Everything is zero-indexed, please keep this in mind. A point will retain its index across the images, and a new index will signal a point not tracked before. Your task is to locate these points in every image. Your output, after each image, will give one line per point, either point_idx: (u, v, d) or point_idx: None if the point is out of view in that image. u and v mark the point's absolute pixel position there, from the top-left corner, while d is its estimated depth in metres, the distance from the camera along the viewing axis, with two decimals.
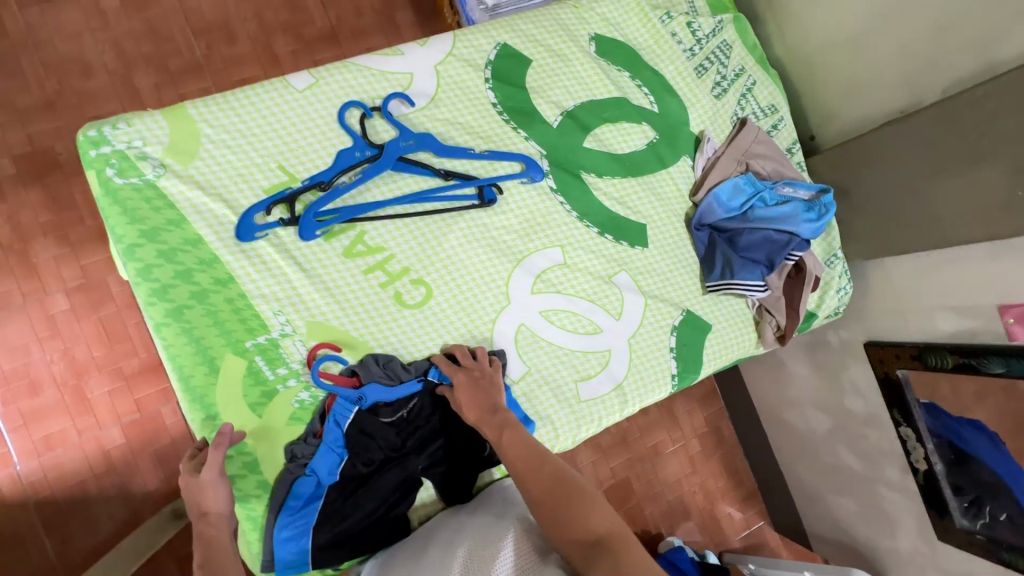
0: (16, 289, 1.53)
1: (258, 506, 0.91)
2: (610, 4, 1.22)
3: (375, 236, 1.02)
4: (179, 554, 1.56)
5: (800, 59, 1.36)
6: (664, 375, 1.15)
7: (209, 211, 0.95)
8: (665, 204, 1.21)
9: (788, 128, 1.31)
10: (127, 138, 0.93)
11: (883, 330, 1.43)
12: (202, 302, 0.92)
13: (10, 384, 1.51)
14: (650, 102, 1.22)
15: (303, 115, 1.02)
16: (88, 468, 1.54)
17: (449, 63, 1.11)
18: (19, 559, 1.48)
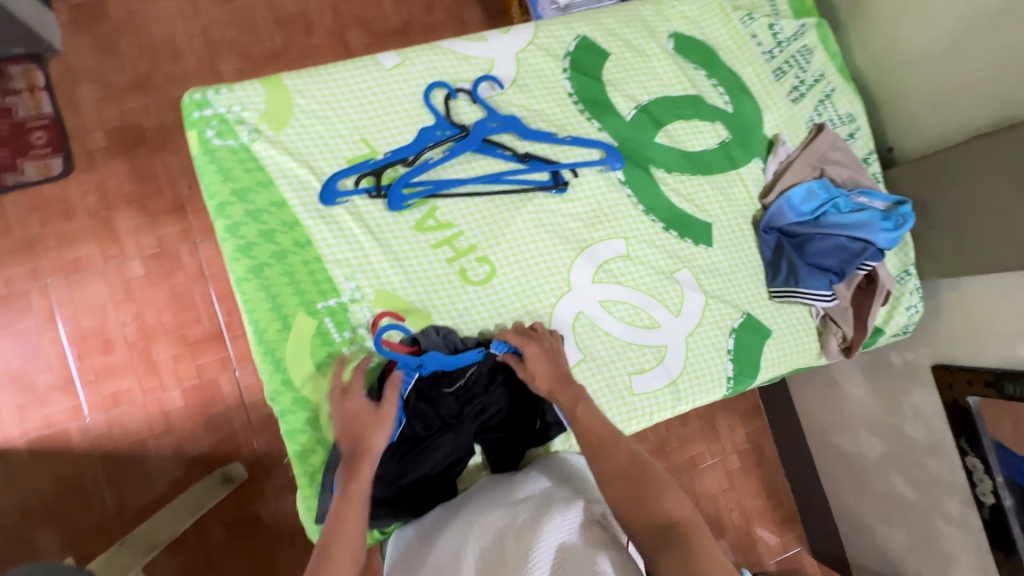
0: (100, 253, 1.65)
1: (314, 461, 0.98)
2: (691, 3, 1.22)
3: (446, 213, 1.07)
4: (225, 518, 1.61)
5: (885, 68, 1.31)
6: (719, 377, 1.15)
7: (295, 176, 1.02)
8: (732, 204, 1.21)
9: (866, 138, 1.28)
10: (228, 104, 1.01)
11: (952, 354, 1.37)
12: (281, 262, 1.00)
13: (86, 341, 1.62)
14: (725, 102, 1.21)
15: (390, 95, 1.07)
16: (149, 427, 1.62)
17: (530, 52, 1.14)
18: (82, 506, 1.57)
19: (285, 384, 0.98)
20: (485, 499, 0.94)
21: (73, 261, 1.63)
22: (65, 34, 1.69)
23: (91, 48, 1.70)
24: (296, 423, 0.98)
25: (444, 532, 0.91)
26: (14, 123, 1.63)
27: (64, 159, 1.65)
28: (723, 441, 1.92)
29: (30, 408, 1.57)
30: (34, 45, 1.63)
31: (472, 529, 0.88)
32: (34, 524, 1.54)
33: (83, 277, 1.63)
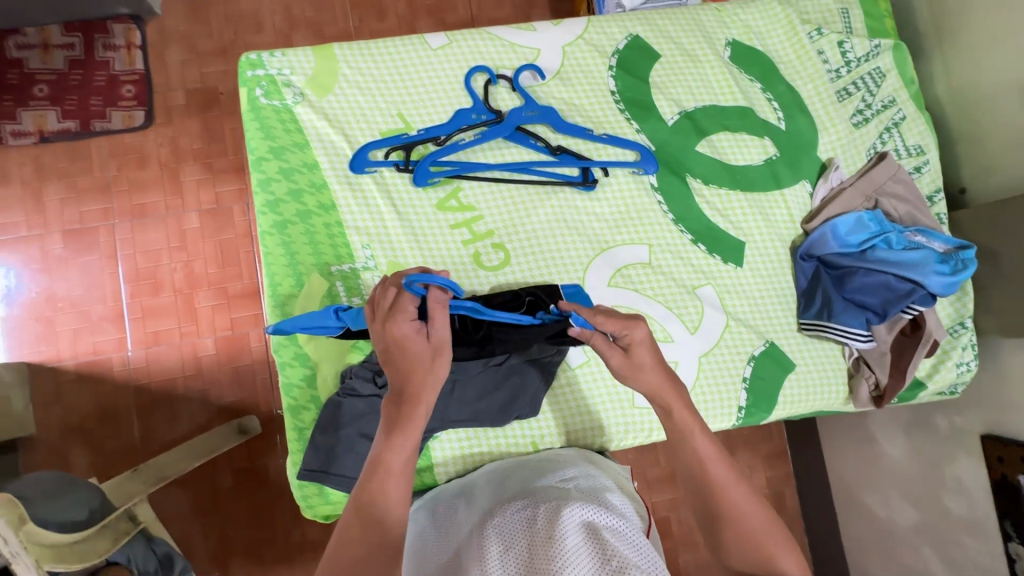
0: (163, 201, 1.77)
1: (306, 419, 1.00)
2: (755, 13, 1.17)
3: (469, 196, 1.07)
4: (236, 466, 1.69)
5: (965, 101, 1.20)
6: (729, 405, 1.08)
7: (331, 142, 1.06)
8: (771, 226, 1.14)
9: (934, 174, 1.17)
10: (278, 66, 1.06)
11: (1009, 425, 1.23)
12: (304, 222, 1.03)
13: (139, 281, 1.74)
14: (778, 118, 1.15)
15: (432, 74, 1.09)
16: (181, 368, 1.73)
17: (578, 46, 1.13)
18: (111, 432, 1.68)
19: (290, 339, 1.01)
20: (517, 479, 0.90)
21: (139, 206, 1.76)
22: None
23: (185, 14, 1.85)
24: (295, 379, 1.01)
25: (473, 501, 0.87)
26: (109, 75, 1.78)
27: (146, 112, 1.79)
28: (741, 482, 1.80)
29: (82, 334, 1.71)
30: (137, 6, 1.78)
31: (504, 497, 0.84)
32: (70, 441, 1.67)
33: (145, 222, 1.76)
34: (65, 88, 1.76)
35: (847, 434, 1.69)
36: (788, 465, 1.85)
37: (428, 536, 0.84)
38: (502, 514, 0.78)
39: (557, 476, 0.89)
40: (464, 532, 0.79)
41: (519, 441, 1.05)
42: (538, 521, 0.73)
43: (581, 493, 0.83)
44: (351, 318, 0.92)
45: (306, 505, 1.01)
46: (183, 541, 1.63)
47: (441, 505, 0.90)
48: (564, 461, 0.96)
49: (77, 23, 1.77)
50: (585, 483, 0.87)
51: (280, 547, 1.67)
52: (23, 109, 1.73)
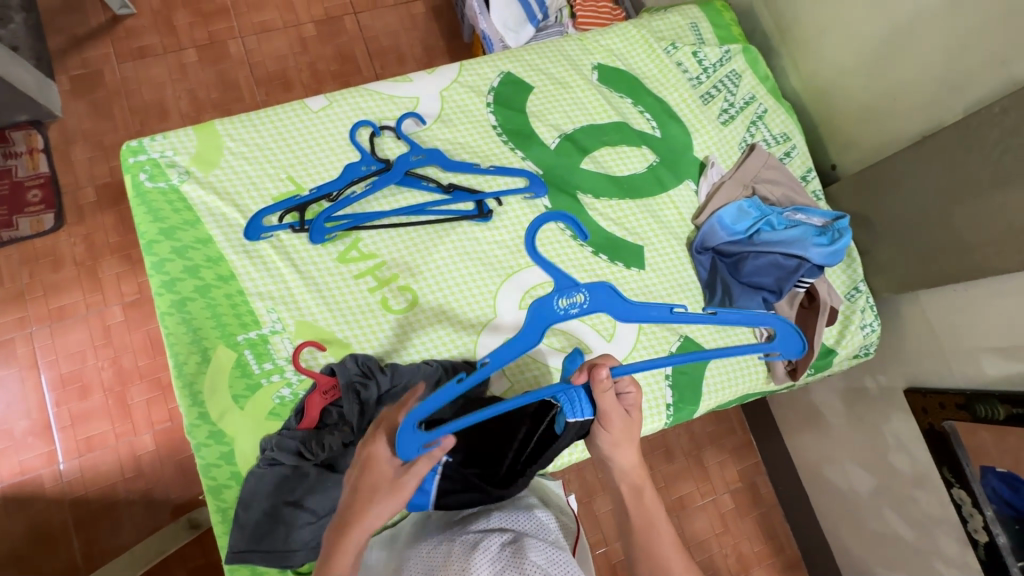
0: (83, 300, 1.72)
1: (229, 497, 0.97)
2: (614, 37, 1.27)
3: (369, 244, 1.09)
4: (190, 566, 1.58)
5: (814, 88, 1.32)
6: (658, 405, 1.11)
7: (222, 214, 1.07)
8: (665, 227, 1.20)
9: (802, 156, 1.27)
10: (160, 149, 1.07)
11: (925, 375, 1.29)
12: (204, 296, 1.02)
13: (65, 386, 1.66)
14: (652, 127, 1.23)
15: (316, 135, 1.13)
16: (119, 471, 1.63)
17: (454, 89, 1.19)
18: (48, 554, 1.56)
19: (202, 419, 0.97)
20: (442, 520, 0.92)
21: (58, 308, 1.71)
22: (65, 100, 1.83)
23: (86, 111, 1.84)
24: (212, 459, 0.97)
25: (398, 545, 0.89)
26: (13, 182, 1.75)
27: (56, 214, 1.76)
28: (713, 480, 1.80)
29: (6, 453, 1.60)
30: (35, 111, 1.77)
31: (427, 538, 0.87)
32: (1, 572, 1.54)
33: (66, 324, 1.70)
34: None
35: (795, 412, 1.72)
36: (754, 454, 1.86)
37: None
38: (422, 556, 0.81)
39: (481, 505, 0.93)
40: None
41: None
42: (453, 556, 0.78)
43: (501, 515, 0.88)
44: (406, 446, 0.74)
45: None
46: None
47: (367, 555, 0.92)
48: None
49: None
50: (508, 506, 0.92)
51: None
52: None
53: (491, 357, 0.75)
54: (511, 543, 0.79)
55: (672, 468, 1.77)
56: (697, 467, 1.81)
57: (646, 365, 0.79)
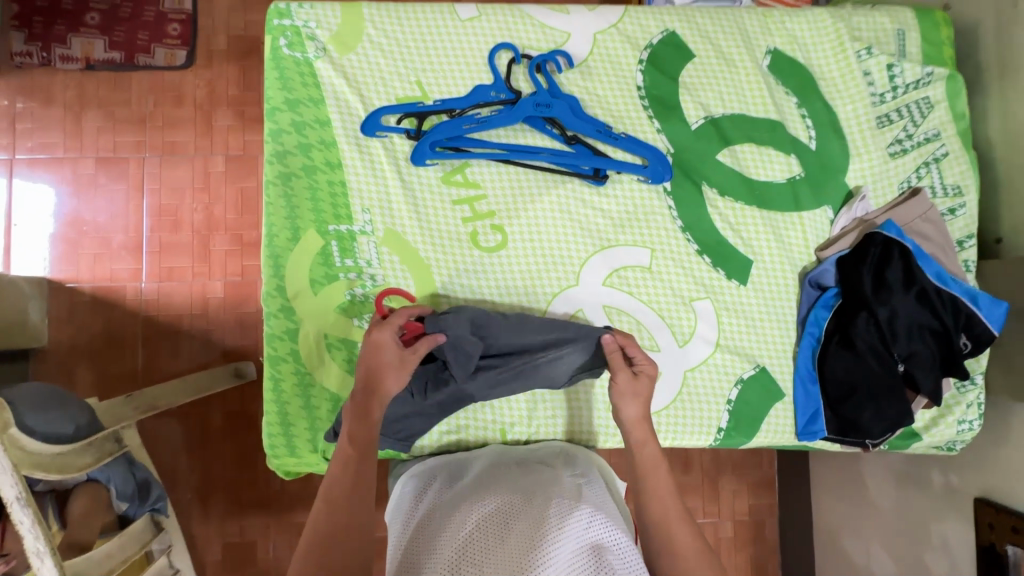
0: (194, 142, 1.77)
1: (283, 371, 1.02)
2: (804, 23, 1.11)
3: (476, 173, 1.06)
4: (226, 408, 1.73)
5: (1014, 146, 1.10)
6: (709, 426, 1.06)
7: (345, 101, 1.05)
8: (784, 250, 1.09)
9: (969, 218, 1.09)
10: (305, 18, 1.05)
11: (1003, 492, 1.14)
12: (309, 177, 1.04)
13: (160, 217, 1.76)
14: (809, 137, 1.10)
15: (456, 45, 1.07)
16: (188, 306, 1.75)
17: (609, 34, 1.09)
18: (117, 356, 1.73)
19: (280, 292, 1.01)
20: (519, 468, 0.94)
21: (170, 143, 1.77)
22: None
23: None
24: (277, 331, 1.02)
25: (460, 483, 0.92)
26: (159, 12, 1.78)
27: (188, 53, 1.78)
28: (721, 504, 1.77)
29: (101, 260, 1.73)
30: None
31: (520, 484, 0.87)
32: (75, 358, 1.71)
33: (173, 160, 1.76)
34: (114, 19, 1.75)
35: (837, 476, 1.61)
36: (771, 496, 1.80)
37: (427, 519, 0.84)
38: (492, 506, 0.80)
39: (569, 471, 0.92)
40: (483, 508, 0.80)
41: (485, 428, 1.05)
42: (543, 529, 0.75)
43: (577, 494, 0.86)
44: (422, 152, 1.03)
45: (272, 455, 1.02)
46: (169, 471, 1.69)
47: (431, 479, 0.95)
48: (573, 459, 0.97)
49: None
50: (593, 484, 0.90)
51: (260, 491, 1.71)
52: (73, 35, 1.73)
53: (487, 121, 1.02)
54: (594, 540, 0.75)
55: (687, 480, 1.74)
56: (710, 486, 1.77)
57: (609, 161, 1.03)
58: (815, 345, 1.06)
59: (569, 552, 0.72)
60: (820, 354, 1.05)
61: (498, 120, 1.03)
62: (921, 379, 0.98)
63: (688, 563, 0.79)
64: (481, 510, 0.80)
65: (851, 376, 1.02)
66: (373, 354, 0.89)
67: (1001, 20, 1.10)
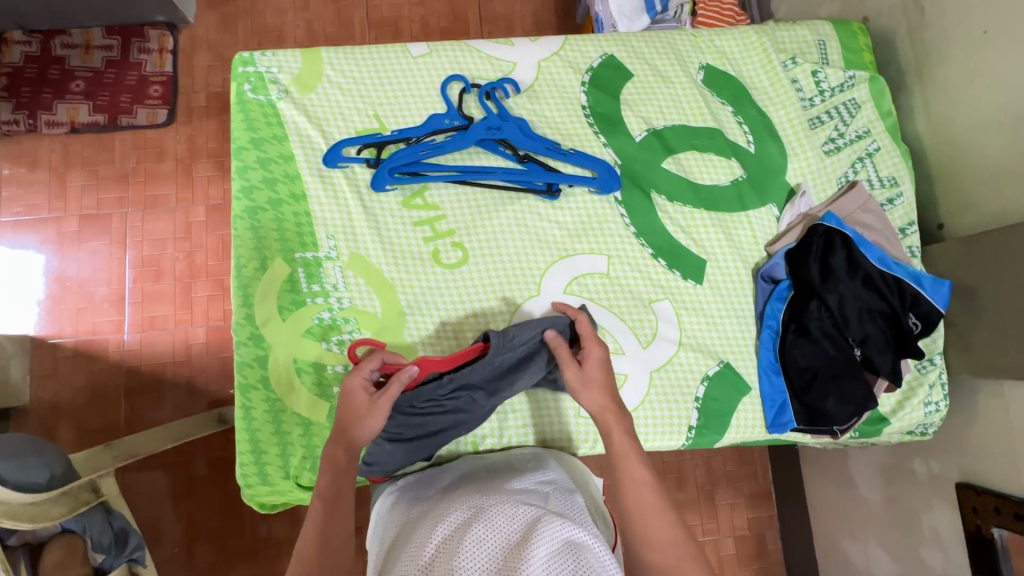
0: (175, 194, 1.79)
1: (253, 398, 1.03)
2: (731, 40, 1.21)
3: (434, 195, 1.12)
4: (211, 455, 1.69)
5: (942, 136, 1.17)
6: (680, 426, 1.07)
7: (308, 136, 1.12)
8: (736, 248, 1.14)
9: (907, 206, 1.14)
10: (267, 64, 1.12)
11: (985, 474, 1.12)
12: (275, 209, 1.08)
13: (143, 267, 1.76)
14: (747, 141, 1.17)
15: (410, 79, 1.15)
16: (171, 354, 1.72)
17: (553, 61, 1.17)
18: (98, 409, 1.69)
19: (249, 320, 1.04)
20: (493, 478, 0.94)
21: (152, 197, 1.79)
22: (199, 9, 1.90)
23: (216, 24, 1.89)
24: (247, 358, 1.03)
25: (432, 495, 0.92)
26: (140, 75, 1.83)
27: (169, 111, 1.83)
28: (720, 519, 1.69)
29: (85, 313, 1.73)
30: (171, 14, 1.83)
31: (496, 491, 0.87)
32: (59, 416, 1.68)
33: (154, 212, 1.79)
34: (98, 85, 1.81)
35: (827, 477, 1.57)
36: (770, 507, 1.72)
37: (404, 534, 0.83)
38: (458, 519, 0.79)
39: (537, 478, 0.93)
40: (461, 516, 0.80)
41: (459, 442, 1.06)
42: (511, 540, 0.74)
43: (546, 501, 0.86)
44: (380, 179, 1.09)
45: (244, 484, 1.01)
46: (151, 526, 1.63)
47: (405, 496, 0.95)
48: (542, 465, 0.98)
49: (117, 27, 1.84)
50: (560, 491, 0.90)
51: (241, 539, 1.65)
52: (58, 102, 1.79)
53: (440, 145, 1.09)
54: (564, 544, 0.74)
55: (681, 497, 1.68)
56: (707, 502, 1.70)
57: (557, 176, 1.09)
58: (773, 336, 1.09)
59: (546, 553, 0.72)
60: (779, 343, 1.07)
61: (452, 145, 1.09)
62: (878, 362, 1.01)
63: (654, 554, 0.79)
64: (458, 518, 0.79)
65: (810, 364, 1.04)
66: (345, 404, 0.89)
67: (914, 25, 1.19)
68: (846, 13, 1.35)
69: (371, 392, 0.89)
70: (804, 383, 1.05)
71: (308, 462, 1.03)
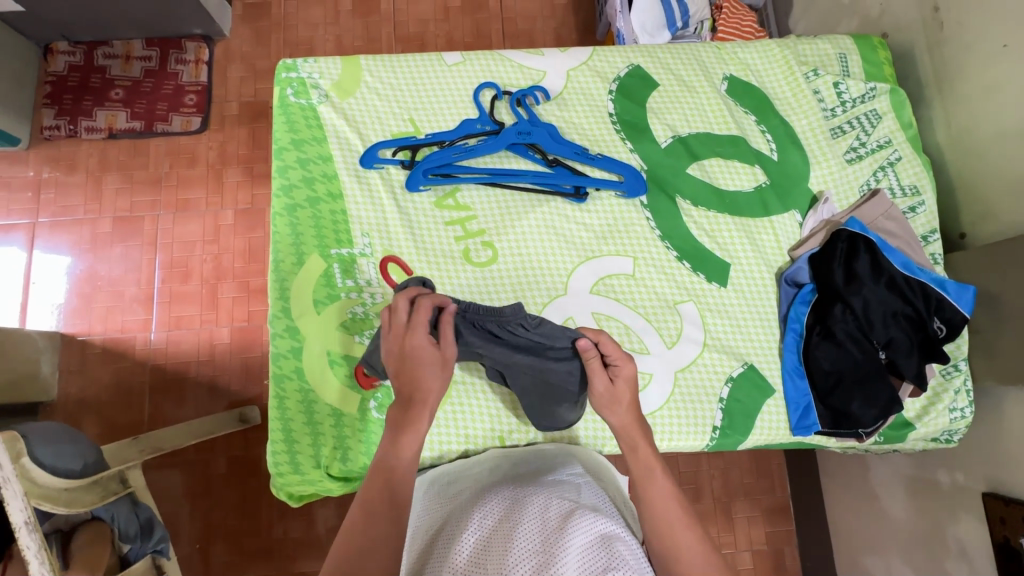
0: (205, 198, 1.85)
1: (287, 388, 1.05)
2: (754, 53, 1.25)
3: (466, 197, 1.16)
4: (231, 453, 1.70)
5: (962, 147, 1.19)
6: (704, 426, 1.08)
7: (346, 138, 1.17)
8: (759, 253, 1.16)
9: (930, 215, 1.16)
10: (309, 70, 1.18)
11: (1012, 484, 1.11)
12: (312, 207, 1.12)
13: (171, 268, 1.81)
14: (770, 149, 1.20)
15: (443, 86, 1.20)
16: (196, 353, 1.76)
17: (581, 70, 1.22)
18: (123, 405, 1.72)
19: (285, 312, 1.07)
20: (523, 473, 0.95)
21: (183, 201, 1.85)
22: (234, 23, 1.98)
23: (250, 37, 1.97)
24: (283, 349, 1.06)
25: (463, 488, 0.93)
26: (177, 84, 1.91)
27: (203, 119, 1.90)
28: (738, 533, 1.67)
29: (114, 312, 1.77)
30: (209, 27, 1.92)
31: (528, 484, 0.88)
32: (85, 412, 1.72)
33: (185, 215, 1.84)
34: (137, 94, 1.89)
35: (847, 489, 1.55)
36: (789, 521, 1.70)
37: (439, 525, 0.85)
38: (494, 510, 0.81)
39: (566, 472, 0.94)
40: (495, 508, 0.81)
41: (484, 437, 1.07)
42: (546, 530, 0.75)
43: (578, 494, 0.87)
44: (415, 180, 1.13)
45: (276, 473, 1.03)
46: (170, 522, 1.65)
47: (436, 486, 0.97)
48: (568, 460, 0.99)
49: (157, 39, 1.93)
50: (590, 486, 0.91)
51: (257, 539, 1.66)
52: (99, 109, 1.88)
53: (473, 148, 1.13)
54: (598, 537, 0.75)
55: (698, 508, 1.66)
56: (724, 514, 1.68)
57: (585, 179, 1.13)
58: (796, 340, 1.10)
59: (580, 544, 0.73)
60: (804, 346, 1.09)
61: (484, 148, 1.13)
62: (904, 365, 1.02)
63: (680, 547, 0.80)
64: (493, 511, 0.81)
65: (836, 366, 1.05)
66: (407, 358, 0.87)
67: (933, 41, 1.22)
68: (864, 30, 1.39)
69: (432, 343, 0.88)
70: (830, 385, 1.06)
71: (337, 453, 1.04)
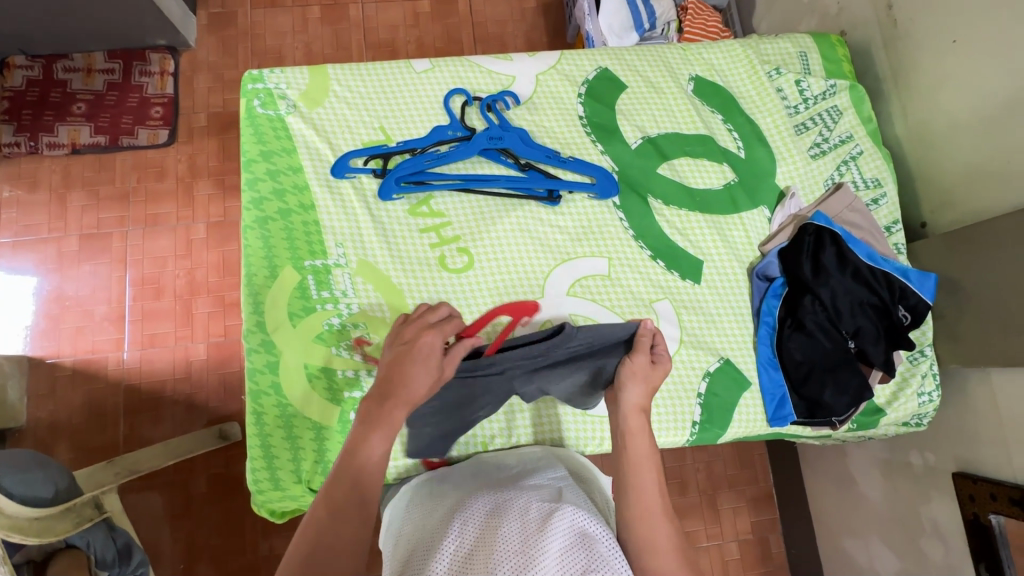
0: (176, 212, 1.81)
1: (264, 404, 1.04)
2: (718, 53, 1.28)
3: (440, 203, 1.16)
4: (211, 471, 1.67)
5: (920, 140, 1.23)
6: (684, 421, 1.09)
7: (315, 148, 1.15)
8: (730, 248, 1.18)
9: (891, 206, 1.20)
10: (276, 81, 1.17)
11: (978, 463, 1.15)
12: (284, 219, 1.11)
13: (143, 285, 1.77)
14: (737, 147, 1.23)
15: (413, 94, 1.20)
16: (171, 371, 1.72)
17: (550, 74, 1.23)
18: (97, 428, 1.68)
19: (260, 327, 1.06)
20: (505, 478, 0.96)
21: (153, 215, 1.81)
22: (200, 34, 1.94)
23: (216, 47, 1.93)
24: (258, 365, 1.05)
25: (444, 494, 0.93)
26: (142, 97, 1.86)
27: (170, 131, 1.86)
28: (724, 523, 1.70)
29: (83, 332, 1.73)
30: (172, 38, 1.87)
31: (508, 489, 0.89)
32: (56, 436, 1.66)
33: (155, 230, 1.80)
34: (100, 107, 1.85)
35: (827, 475, 1.59)
36: (773, 509, 1.73)
37: (420, 532, 0.84)
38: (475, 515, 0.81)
39: (548, 476, 0.95)
40: (475, 513, 0.81)
41: (469, 442, 1.07)
42: (526, 532, 0.76)
43: (558, 496, 0.87)
44: (386, 189, 1.12)
45: (256, 491, 1.01)
46: (150, 545, 1.61)
47: (417, 493, 0.96)
48: (551, 465, 1.00)
49: (118, 51, 1.88)
50: (573, 488, 0.92)
51: (240, 557, 1.62)
52: (59, 124, 1.82)
53: (445, 155, 1.14)
54: (578, 538, 0.76)
55: (684, 501, 1.68)
56: (710, 506, 1.71)
57: (556, 182, 1.13)
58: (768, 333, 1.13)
59: (560, 547, 0.73)
60: (776, 338, 1.11)
61: (456, 154, 1.14)
62: (871, 353, 1.05)
63: (663, 542, 0.81)
64: (473, 517, 0.81)
65: (807, 356, 1.08)
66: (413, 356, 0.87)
67: (889, 38, 1.26)
68: (824, 27, 1.43)
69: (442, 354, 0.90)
70: (802, 374, 1.09)
71: (319, 466, 1.03)
